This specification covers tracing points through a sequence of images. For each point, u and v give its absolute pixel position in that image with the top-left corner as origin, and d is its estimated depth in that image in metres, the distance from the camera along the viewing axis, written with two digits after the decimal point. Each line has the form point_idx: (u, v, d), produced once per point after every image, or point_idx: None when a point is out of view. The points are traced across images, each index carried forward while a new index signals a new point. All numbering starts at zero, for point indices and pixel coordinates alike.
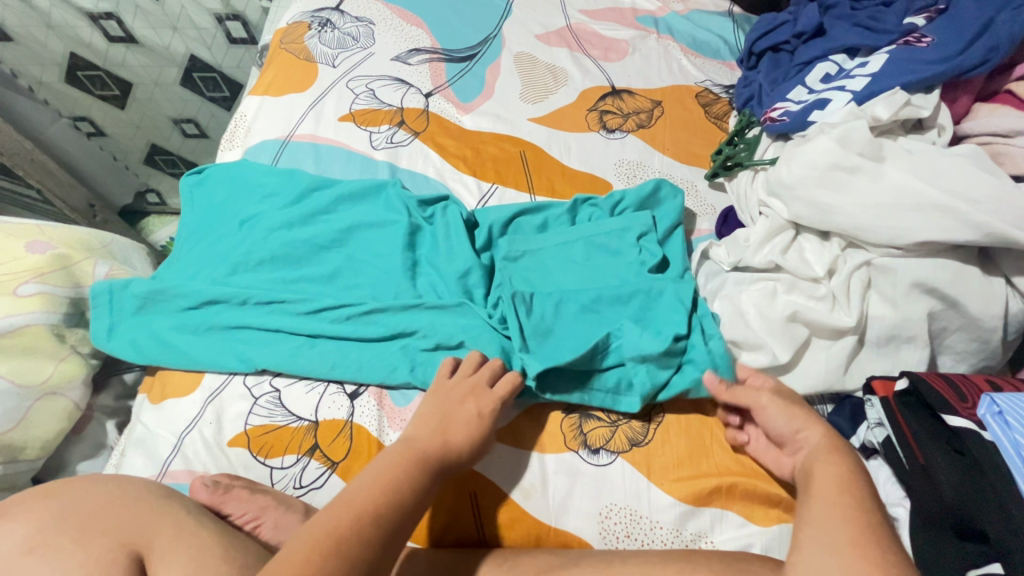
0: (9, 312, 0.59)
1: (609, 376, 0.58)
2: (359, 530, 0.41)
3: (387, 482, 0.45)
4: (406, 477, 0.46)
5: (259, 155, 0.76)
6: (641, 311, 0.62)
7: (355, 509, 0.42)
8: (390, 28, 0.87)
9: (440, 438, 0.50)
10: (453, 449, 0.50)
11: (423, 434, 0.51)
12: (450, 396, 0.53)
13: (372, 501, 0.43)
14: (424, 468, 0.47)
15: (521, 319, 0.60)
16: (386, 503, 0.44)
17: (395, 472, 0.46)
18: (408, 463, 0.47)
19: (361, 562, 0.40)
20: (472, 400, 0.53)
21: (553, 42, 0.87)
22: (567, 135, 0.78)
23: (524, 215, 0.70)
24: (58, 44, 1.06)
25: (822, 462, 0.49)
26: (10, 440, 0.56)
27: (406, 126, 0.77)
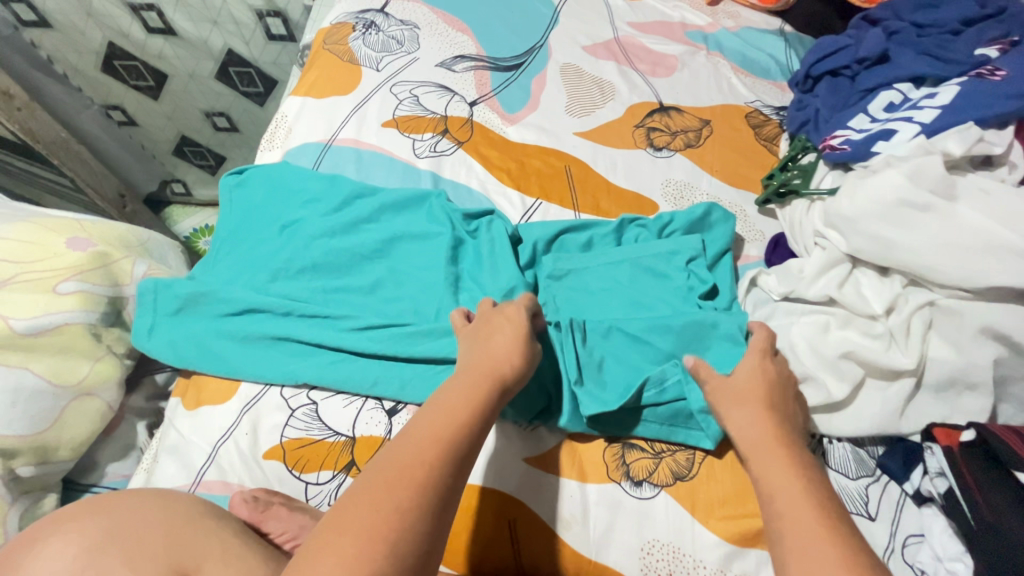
0: (47, 310, 0.57)
1: (657, 409, 0.57)
2: (428, 452, 0.40)
3: (442, 410, 0.45)
4: (461, 401, 0.46)
5: (300, 158, 0.75)
6: (690, 338, 0.60)
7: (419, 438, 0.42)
8: (435, 32, 0.85)
9: (488, 360, 0.50)
10: (502, 367, 0.49)
11: (469, 362, 0.50)
12: (485, 332, 0.53)
13: (434, 428, 0.43)
14: (477, 389, 0.47)
15: (576, 348, 0.59)
16: (449, 427, 0.43)
17: (449, 399, 0.46)
18: (461, 389, 0.47)
19: (440, 482, 0.39)
20: (505, 329, 0.53)
21: (600, 54, 0.85)
22: (612, 151, 0.76)
23: (568, 232, 0.68)
24: (97, 33, 1.06)
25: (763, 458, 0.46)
26: (45, 440, 0.55)
27: (450, 135, 0.76)
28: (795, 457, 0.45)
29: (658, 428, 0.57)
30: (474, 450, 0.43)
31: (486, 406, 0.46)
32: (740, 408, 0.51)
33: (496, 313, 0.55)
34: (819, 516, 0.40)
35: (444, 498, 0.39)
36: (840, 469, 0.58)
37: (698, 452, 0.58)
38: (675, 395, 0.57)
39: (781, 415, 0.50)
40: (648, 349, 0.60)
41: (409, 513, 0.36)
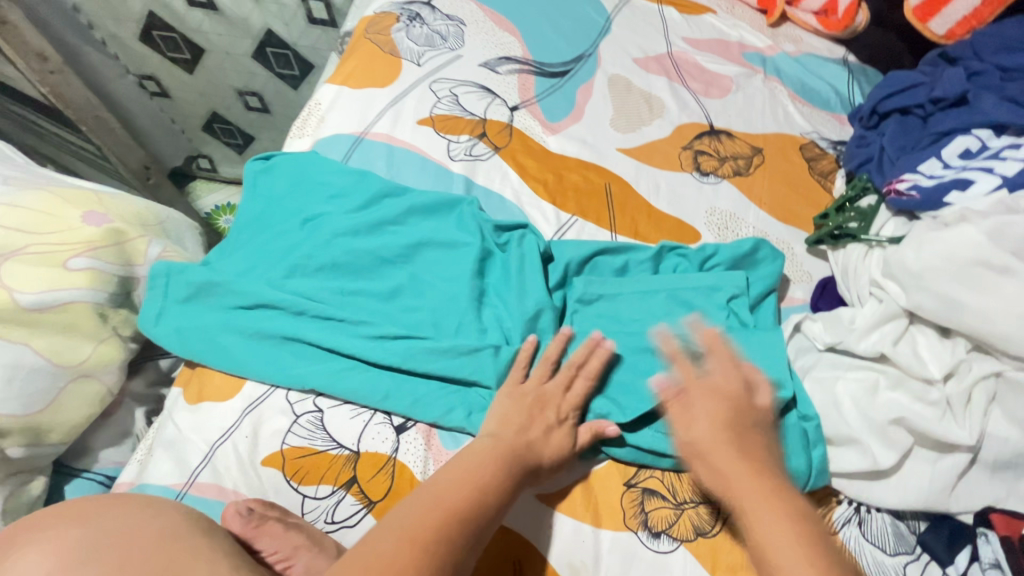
0: (54, 286, 0.55)
1: None
2: (451, 529, 0.40)
3: (467, 482, 0.44)
4: (485, 473, 0.46)
5: (330, 150, 0.72)
6: None
7: (441, 501, 0.42)
8: (482, 31, 0.82)
9: (522, 436, 0.49)
10: (534, 446, 0.49)
11: (500, 428, 0.50)
12: (529, 406, 0.52)
13: (449, 498, 0.42)
14: (506, 467, 0.47)
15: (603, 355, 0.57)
16: (468, 497, 0.43)
17: (474, 469, 0.46)
18: (487, 461, 0.47)
19: (446, 558, 0.39)
20: (551, 413, 0.52)
21: (651, 68, 0.82)
22: (656, 172, 0.72)
23: (603, 255, 0.64)
24: (138, 3, 1.05)
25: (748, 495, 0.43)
26: (37, 422, 0.53)
27: (487, 139, 0.73)
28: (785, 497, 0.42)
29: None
30: (488, 528, 0.43)
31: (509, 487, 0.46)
32: (719, 437, 0.47)
33: (551, 399, 0.53)
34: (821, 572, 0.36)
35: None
36: (880, 545, 0.52)
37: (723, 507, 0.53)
38: None
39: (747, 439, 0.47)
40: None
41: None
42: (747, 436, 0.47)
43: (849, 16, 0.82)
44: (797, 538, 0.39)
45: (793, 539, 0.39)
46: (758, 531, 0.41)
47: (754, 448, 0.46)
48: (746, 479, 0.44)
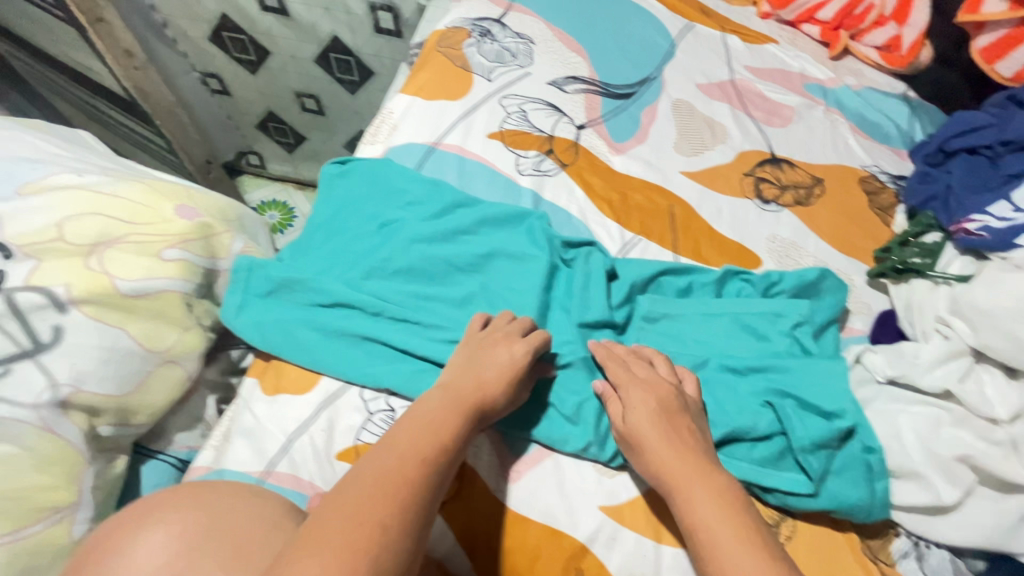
0: (150, 274, 0.58)
1: (747, 447, 0.55)
2: (411, 469, 0.42)
3: (418, 427, 0.46)
4: (437, 418, 0.47)
5: (403, 158, 0.74)
6: (794, 382, 0.58)
7: (402, 452, 0.43)
8: (550, 50, 0.85)
9: (470, 379, 0.52)
10: (484, 390, 0.51)
11: (449, 379, 0.52)
12: (472, 357, 0.54)
13: (412, 448, 0.44)
14: (456, 408, 0.49)
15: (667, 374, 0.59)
16: (428, 445, 0.45)
17: (427, 415, 0.47)
18: (440, 407, 0.48)
19: (417, 503, 0.40)
20: (492, 356, 0.54)
21: (714, 95, 0.83)
22: (718, 197, 0.74)
23: (667, 275, 0.66)
24: (213, 6, 1.10)
25: (679, 474, 0.48)
26: (127, 403, 0.56)
27: (555, 156, 0.75)
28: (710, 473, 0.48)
29: (747, 467, 0.54)
30: (450, 468, 0.45)
31: (462, 423, 0.48)
32: (649, 421, 0.51)
33: (501, 337, 0.55)
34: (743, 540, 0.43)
35: (422, 520, 0.40)
36: None
37: (782, 531, 0.54)
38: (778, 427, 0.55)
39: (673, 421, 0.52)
40: (736, 399, 0.57)
41: (392, 527, 0.37)
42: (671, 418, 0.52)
43: (914, 51, 0.84)
44: (720, 508, 0.45)
45: (722, 516, 0.45)
46: (692, 510, 0.46)
47: (680, 427, 0.51)
48: (687, 471, 0.48)
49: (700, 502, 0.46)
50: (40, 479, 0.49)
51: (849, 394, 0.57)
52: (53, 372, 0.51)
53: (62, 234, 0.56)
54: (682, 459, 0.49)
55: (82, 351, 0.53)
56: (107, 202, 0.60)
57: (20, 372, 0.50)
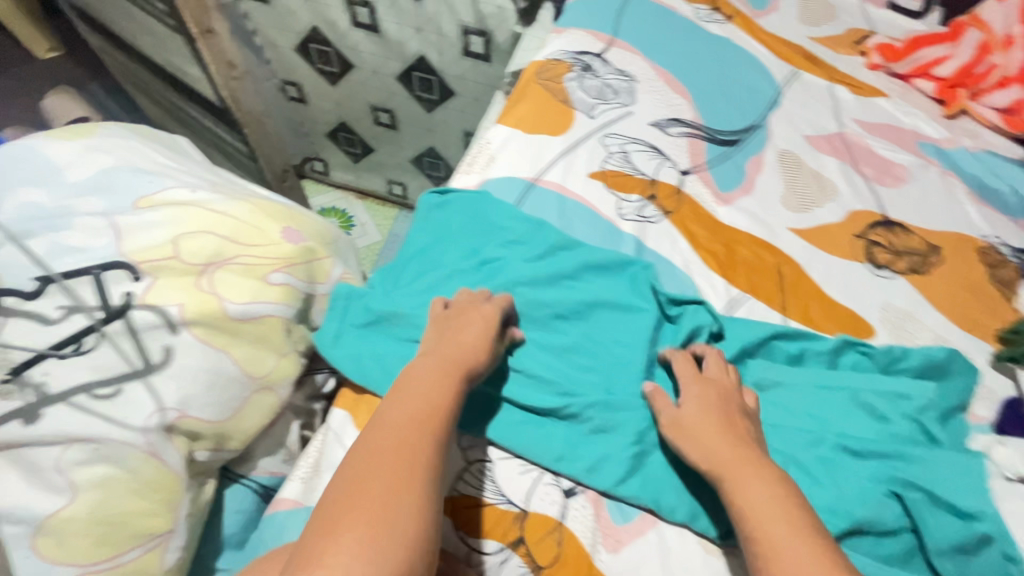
0: (259, 299, 0.57)
1: (873, 541, 0.51)
2: (413, 433, 0.44)
3: (414, 398, 0.48)
4: (432, 386, 0.49)
5: (503, 192, 0.73)
6: (923, 473, 0.54)
7: (404, 417, 0.46)
8: (653, 90, 0.82)
9: (459, 348, 0.53)
10: (468, 350, 0.53)
11: (439, 349, 0.54)
12: (452, 330, 0.56)
13: (414, 411, 0.46)
14: (449, 374, 0.50)
15: (780, 451, 0.56)
16: (426, 405, 0.47)
17: (419, 379, 0.50)
18: (428, 371, 0.51)
19: (427, 460, 0.43)
20: (471, 324, 0.56)
21: (822, 148, 0.80)
22: (828, 258, 0.71)
23: (778, 339, 0.63)
24: (305, 18, 1.11)
25: (732, 469, 0.48)
26: (225, 429, 0.55)
27: (658, 202, 0.72)
28: (761, 466, 0.48)
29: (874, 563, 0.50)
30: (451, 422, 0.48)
31: (457, 386, 0.50)
32: (704, 426, 0.52)
33: (467, 304, 0.59)
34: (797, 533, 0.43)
35: (437, 473, 0.43)
36: None
37: None
38: (907, 522, 0.52)
39: (730, 423, 0.52)
40: (859, 484, 0.54)
41: (408, 489, 0.41)
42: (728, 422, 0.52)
43: None
44: (773, 500, 0.45)
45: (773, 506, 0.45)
46: (742, 499, 0.46)
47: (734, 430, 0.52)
48: (736, 465, 0.48)
49: (751, 492, 0.46)
50: (139, 504, 0.48)
51: (983, 490, 0.53)
52: (161, 395, 0.50)
53: (177, 252, 0.56)
54: (733, 455, 0.49)
55: (189, 375, 0.52)
56: (219, 220, 0.59)
57: (130, 393, 0.49)
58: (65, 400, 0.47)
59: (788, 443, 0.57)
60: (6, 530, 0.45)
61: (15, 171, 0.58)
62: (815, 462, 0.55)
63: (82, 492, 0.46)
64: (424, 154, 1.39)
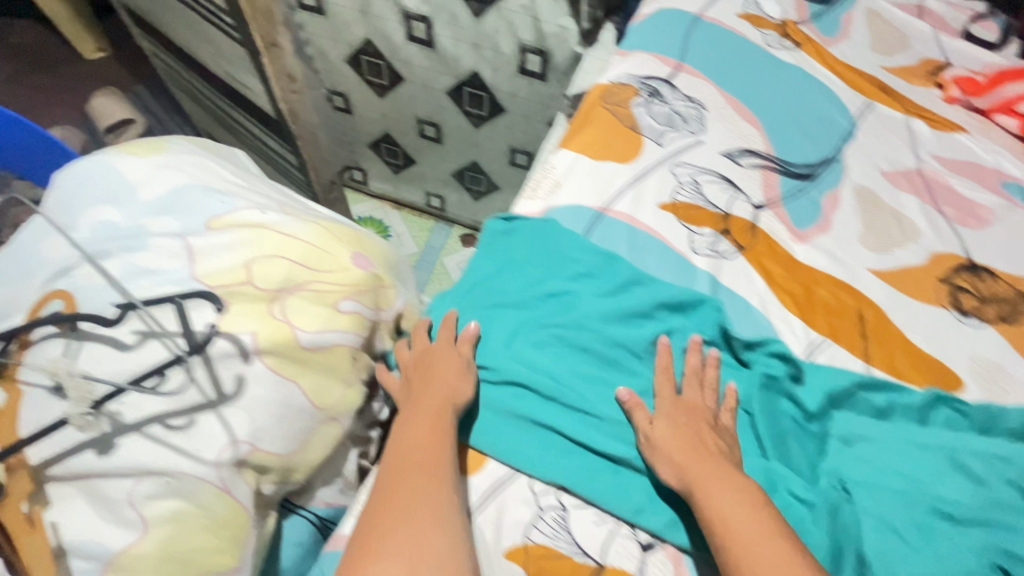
0: (329, 327, 0.55)
1: None
2: (402, 492, 0.48)
3: (407, 457, 0.50)
4: (422, 441, 0.52)
5: (571, 220, 0.71)
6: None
7: (394, 478, 0.49)
8: (724, 118, 0.80)
9: (439, 393, 0.55)
10: (441, 389, 0.55)
11: (419, 397, 0.56)
12: (424, 373, 0.57)
13: (405, 470, 0.49)
14: (437, 425, 0.53)
15: (874, 512, 0.52)
16: (414, 459, 0.50)
17: (406, 434, 0.52)
18: (411, 424, 0.53)
19: (421, 515, 0.46)
20: (445, 359, 0.57)
21: (900, 185, 0.77)
22: (911, 302, 0.68)
23: (864, 389, 0.60)
24: (360, 31, 1.10)
25: (708, 482, 0.49)
26: (291, 462, 0.53)
27: (731, 236, 0.70)
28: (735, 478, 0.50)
29: None
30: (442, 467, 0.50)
31: (446, 436, 0.53)
32: (678, 443, 0.52)
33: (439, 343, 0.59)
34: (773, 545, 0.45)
35: (433, 524, 0.46)
36: None
37: None
38: None
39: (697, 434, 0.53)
40: (961, 554, 0.51)
41: (407, 549, 0.44)
42: (700, 436, 0.53)
43: None
44: (747, 513, 0.47)
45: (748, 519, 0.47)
46: (717, 513, 0.47)
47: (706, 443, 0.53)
48: (710, 478, 0.49)
49: (724, 505, 0.48)
50: (210, 540, 0.47)
51: None
52: (233, 427, 0.49)
53: (250, 277, 0.54)
54: (706, 467, 0.50)
55: (260, 407, 0.50)
56: (290, 244, 0.57)
57: (202, 425, 0.48)
58: (139, 430, 0.46)
59: (883, 503, 0.53)
60: (75, 564, 0.44)
61: (87, 187, 0.57)
62: (912, 526, 0.52)
63: (154, 527, 0.45)
64: (467, 168, 1.38)
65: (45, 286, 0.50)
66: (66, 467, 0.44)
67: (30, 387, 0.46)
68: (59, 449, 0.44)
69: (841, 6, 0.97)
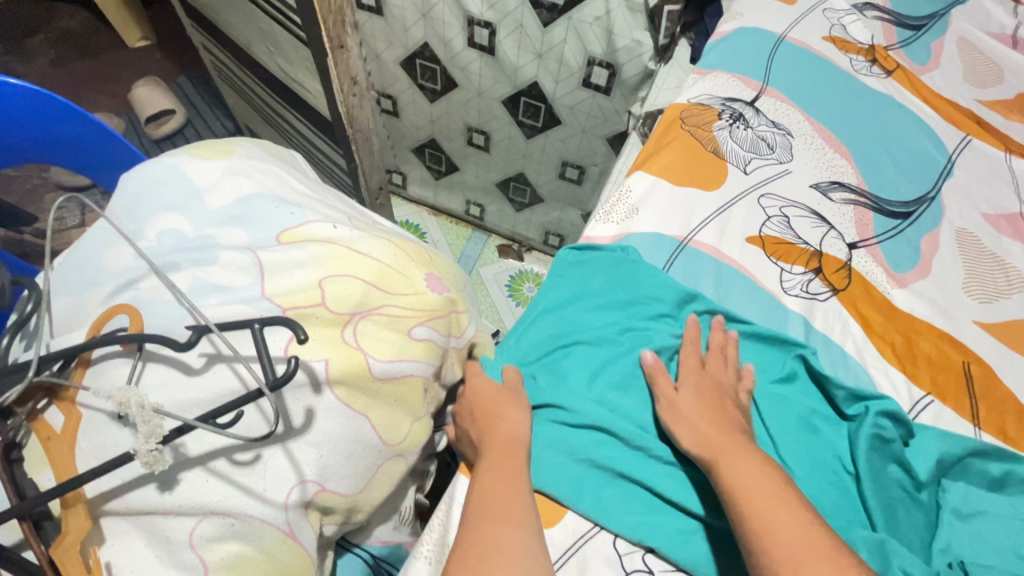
0: (403, 356, 0.51)
1: None
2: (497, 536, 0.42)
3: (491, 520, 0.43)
4: (507, 502, 0.44)
5: (651, 250, 0.66)
6: None
7: (483, 522, 0.43)
8: (812, 146, 0.75)
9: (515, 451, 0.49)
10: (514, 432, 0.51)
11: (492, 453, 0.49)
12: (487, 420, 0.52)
13: (493, 511, 0.43)
14: (520, 487, 0.46)
15: None
16: (503, 501, 0.44)
17: (487, 476, 0.46)
18: (490, 467, 0.47)
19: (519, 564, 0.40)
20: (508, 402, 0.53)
21: (1004, 229, 0.72)
22: (1021, 360, 0.62)
23: (975, 457, 0.54)
24: (418, 33, 1.06)
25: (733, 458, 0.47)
26: (355, 501, 0.49)
27: (824, 276, 0.65)
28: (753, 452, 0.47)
29: None
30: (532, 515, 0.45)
31: (529, 497, 0.46)
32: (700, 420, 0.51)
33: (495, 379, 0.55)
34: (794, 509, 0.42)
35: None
36: None
37: None
38: None
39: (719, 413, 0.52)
40: None
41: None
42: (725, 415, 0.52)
43: None
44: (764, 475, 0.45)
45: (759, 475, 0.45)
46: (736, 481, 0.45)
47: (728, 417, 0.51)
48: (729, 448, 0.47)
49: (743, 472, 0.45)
50: None
51: None
52: (302, 464, 0.45)
53: (324, 298, 0.49)
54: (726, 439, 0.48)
55: (330, 443, 0.46)
56: (365, 264, 0.53)
57: (269, 461, 0.44)
58: (203, 465, 0.42)
59: None
60: None
61: (154, 191, 0.53)
62: None
63: (214, 572, 0.41)
64: (512, 179, 1.34)
65: (109, 299, 0.47)
66: (125, 502, 0.40)
67: (89, 411, 0.42)
68: (117, 482, 0.40)
69: (932, 32, 0.91)
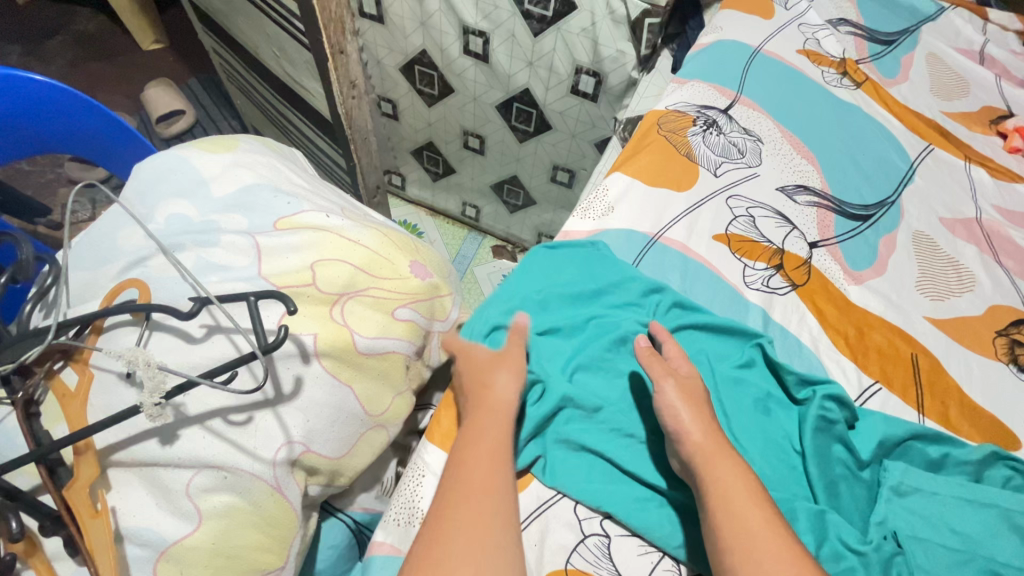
0: (386, 334, 0.56)
1: None
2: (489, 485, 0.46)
3: (470, 501, 0.44)
4: (494, 463, 0.48)
5: (623, 245, 0.70)
6: None
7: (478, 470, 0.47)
8: (781, 152, 0.80)
9: (499, 431, 0.50)
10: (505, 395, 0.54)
11: (478, 432, 0.50)
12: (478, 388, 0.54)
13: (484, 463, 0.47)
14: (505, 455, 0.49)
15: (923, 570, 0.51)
16: (495, 454, 0.48)
17: (479, 433, 0.50)
18: (480, 424, 0.51)
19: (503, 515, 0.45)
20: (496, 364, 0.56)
21: (959, 233, 0.76)
22: (967, 353, 0.67)
23: (916, 440, 0.58)
24: (417, 40, 1.12)
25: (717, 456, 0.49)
26: (339, 465, 0.54)
27: (785, 272, 0.69)
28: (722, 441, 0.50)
29: None
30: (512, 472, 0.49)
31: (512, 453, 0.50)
32: (669, 397, 0.53)
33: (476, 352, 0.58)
34: (752, 496, 0.46)
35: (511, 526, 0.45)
36: None
37: None
38: None
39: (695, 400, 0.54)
40: None
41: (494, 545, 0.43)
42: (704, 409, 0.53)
43: None
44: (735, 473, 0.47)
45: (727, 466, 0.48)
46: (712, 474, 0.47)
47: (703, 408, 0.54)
48: (700, 435, 0.50)
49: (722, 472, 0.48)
50: (256, 537, 0.48)
51: None
52: (290, 427, 0.49)
53: (314, 279, 0.54)
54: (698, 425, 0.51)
55: (316, 409, 0.51)
56: (352, 249, 0.58)
57: (260, 422, 0.48)
58: (201, 423, 0.47)
59: (931, 559, 0.51)
60: (130, 551, 0.45)
61: (164, 180, 0.58)
62: None
63: (207, 520, 0.46)
64: (506, 181, 1.39)
65: (120, 275, 0.52)
66: (130, 453, 0.45)
67: (101, 371, 0.47)
68: (124, 435, 0.45)
69: (903, 47, 0.96)
